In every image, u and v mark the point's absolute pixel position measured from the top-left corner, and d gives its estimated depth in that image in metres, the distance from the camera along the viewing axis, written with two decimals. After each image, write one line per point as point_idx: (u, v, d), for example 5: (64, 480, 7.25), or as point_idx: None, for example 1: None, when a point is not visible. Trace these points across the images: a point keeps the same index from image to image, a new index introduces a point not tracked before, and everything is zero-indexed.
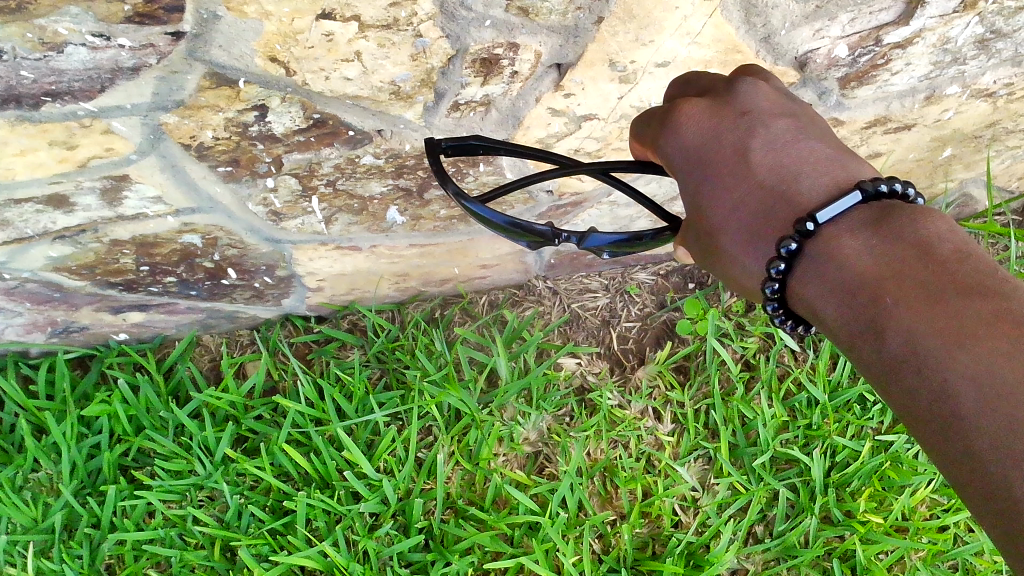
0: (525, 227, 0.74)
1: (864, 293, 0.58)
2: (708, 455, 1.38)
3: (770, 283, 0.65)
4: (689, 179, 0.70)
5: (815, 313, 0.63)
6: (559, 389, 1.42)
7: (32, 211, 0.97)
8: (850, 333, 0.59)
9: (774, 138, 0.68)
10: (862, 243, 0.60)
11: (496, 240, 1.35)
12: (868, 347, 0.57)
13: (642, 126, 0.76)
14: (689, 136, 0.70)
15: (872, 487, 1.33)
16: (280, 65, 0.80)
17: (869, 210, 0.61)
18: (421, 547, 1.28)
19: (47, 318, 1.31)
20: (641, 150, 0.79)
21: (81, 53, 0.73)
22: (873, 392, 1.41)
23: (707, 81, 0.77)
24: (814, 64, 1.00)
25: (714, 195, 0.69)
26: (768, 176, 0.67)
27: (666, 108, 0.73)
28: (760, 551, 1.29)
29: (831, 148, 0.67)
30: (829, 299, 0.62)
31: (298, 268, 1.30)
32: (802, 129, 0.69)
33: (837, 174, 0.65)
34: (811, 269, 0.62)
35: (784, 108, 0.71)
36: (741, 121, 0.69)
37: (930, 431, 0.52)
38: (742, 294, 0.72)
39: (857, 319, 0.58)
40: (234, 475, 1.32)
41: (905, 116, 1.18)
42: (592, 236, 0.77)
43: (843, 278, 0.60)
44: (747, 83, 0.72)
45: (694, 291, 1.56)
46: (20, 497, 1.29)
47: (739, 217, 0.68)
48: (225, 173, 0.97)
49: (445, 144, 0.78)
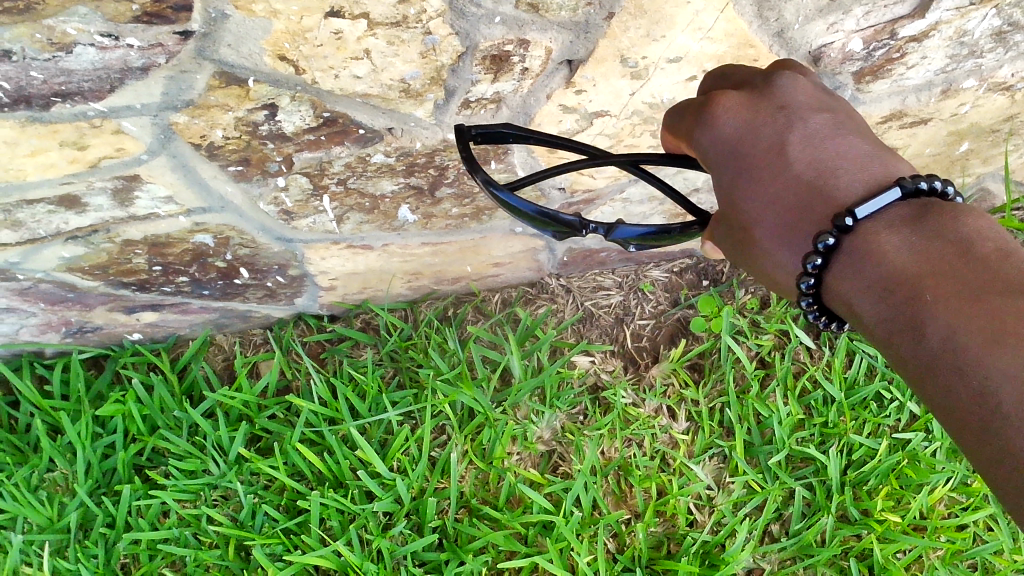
0: (553, 217, 0.72)
1: (904, 290, 0.58)
2: (723, 454, 1.37)
3: (806, 278, 0.65)
4: (723, 171, 0.70)
5: (851, 310, 0.63)
6: (573, 387, 1.42)
7: (44, 212, 0.97)
8: (886, 330, 0.59)
9: (812, 132, 0.67)
10: (902, 240, 0.60)
11: (508, 238, 1.35)
12: (905, 343, 0.57)
13: (675, 117, 0.76)
14: (725, 126, 0.69)
15: (889, 485, 1.32)
16: (289, 64, 0.80)
17: (908, 207, 0.61)
18: (435, 546, 1.28)
19: (61, 318, 1.32)
20: (674, 142, 0.79)
21: (90, 53, 0.73)
22: (890, 390, 1.40)
23: (743, 73, 0.76)
24: (828, 58, 0.99)
25: (749, 188, 0.68)
26: (805, 171, 0.66)
27: (701, 98, 0.72)
28: (776, 550, 1.28)
29: (869, 144, 0.67)
30: (866, 295, 0.61)
31: (310, 267, 1.30)
32: (841, 124, 0.68)
33: (876, 171, 0.64)
34: (849, 265, 0.62)
35: (822, 103, 0.71)
36: (780, 116, 0.69)
37: (965, 429, 0.52)
38: (775, 289, 0.72)
39: (895, 316, 0.58)
40: (247, 474, 1.32)
41: (921, 110, 1.17)
42: (621, 228, 0.76)
43: (881, 274, 0.60)
44: (786, 77, 0.72)
45: (708, 288, 1.55)
46: (36, 497, 1.29)
47: (775, 212, 0.67)
48: (236, 172, 0.97)
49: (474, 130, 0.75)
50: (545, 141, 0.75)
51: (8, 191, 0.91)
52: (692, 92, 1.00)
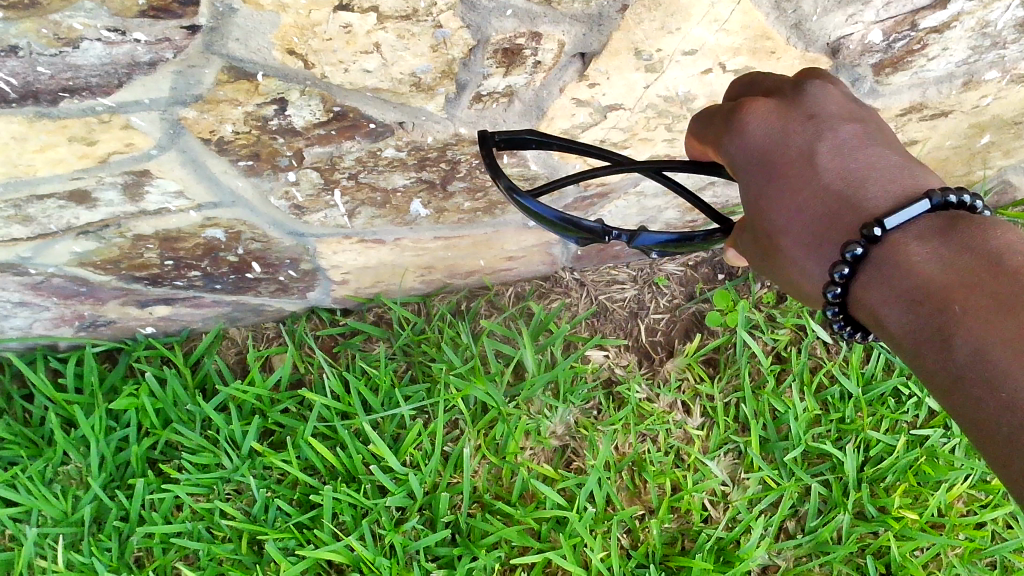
0: (575, 223, 0.72)
1: (931, 300, 0.57)
2: (739, 450, 1.36)
3: (832, 287, 0.65)
4: (751, 179, 0.70)
5: (877, 320, 0.63)
6: (586, 382, 1.41)
7: (55, 207, 0.97)
8: (913, 341, 0.59)
9: (842, 142, 0.67)
10: (930, 250, 0.60)
11: (522, 232, 1.34)
12: (932, 354, 0.57)
13: (702, 123, 0.76)
14: (755, 133, 0.69)
15: (907, 482, 1.30)
16: (298, 58, 0.79)
17: (937, 219, 0.61)
18: (447, 541, 1.27)
19: (74, 312, 1.32)
20: (699, 149, 0.79)
21: (97, 48, 0.72)
22: (909, 385, 1.38)
23: (772, 80, 0.76)
24: (847, 50, 0.97)
25: (777, 196, 0.68)
26: (834, 180, 0.66)
27: (730, 105, 0.72)
28: (792, 547, 1.27)
29: (898, 155, 0.67)
30: (893, 305, 0.61)
31: (322, 261, 1.29)
32: (870, 134, 0.68)
33: (905, 181, 0.64)
34: (875, 275, 0.62)
35: (852, 113, 0.71)
36: (809, 125, 0.69)
37: (995, 443, 0.50)
38: (801, 297, 0.72)
39: (922, 327, 0.58)
40: (260, 469, 1.31)
41: (942, 103, 1.15)
42: (643, 235, 0.76)
43: (909, 284, 0.60)
44: (816, 86, 0.72)
45: (724, 282, 1.53)
46: (50, 490, 1.29)
47: (803, 220, 0.67)
48: (247, 167, 0.96)
49: (498, 137, 0.77)
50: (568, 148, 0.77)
51: (18, 186, 0.91)
52: (707, 85, 0.98)
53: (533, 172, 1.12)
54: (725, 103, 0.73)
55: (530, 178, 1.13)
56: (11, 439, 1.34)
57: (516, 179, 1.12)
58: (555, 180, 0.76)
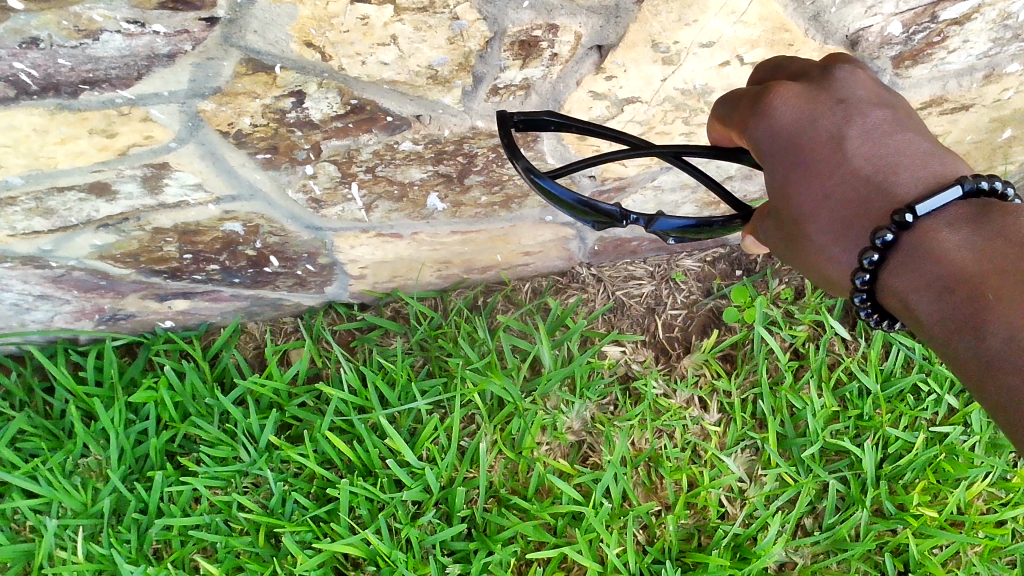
0: (592, 206, 0.72)
1: (963, 289, 0.58)
2: (756, 446, 1.35)
3: (860, 273, 0.65)
4: (778, 164, 0.69)
5: (906, 307, 0.63)
6: (603, 377, 1.41)
7: (76, 200, 0.98)
8: (943, 329, 0.59)
9: (871, 127, 0.67)
10: (962, 239, 0.60)
11: (539, 227, 1.33)
12: (963, 342, 0.57)
13: (727, 106, 0.75)
14: (784, 117, 0.69)
15: (926, 480, 1.29)
16: (315, 50, 0.79)
17: (968, 207, 0.61)
18: (464, 536, 1.27)
19: (95, 305, 1.33)
20: (722, 134, 0.79)
21: (116, 40, 0.73)
22: (928, 381, 1.37)
23: (799, 65, 0.76)
24: (867, 42, 0.96)
25: (804, 182, 0.68)
26: (863, 165, 0.66)
27: (758, 89, 0.71)
28: (809, 544, 1.27)
29: (928, 141, 0.67)
30: (923, 293, 0.61)
31: (339, 255, 1.29)
32: (899, 120, 0.68)
33: (936, 168, 0.64)
34: (905, 262, 0.62)
35: (881, 99, 0.70)
36: (838, 110, 0.69)
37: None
38: (825, 283, 0.72)
39: (952, 315, 0.58)
40: (278, 462, 1.32)
41: (962, 96, 1.14)
42: (661, 220, 0.76)
43: (940, 270, 0.60)
44: (845, 71, 0.72)
45: (742, 278, 1.53)
46: (70, 482, 1.30)
47: (831, 206, 0.67)
48: (264, 160, 0.96)
49: (518, 117, 0.77)
50: (588, 130, 0.77)
51: (40, 178, 0.92)
52: (725, 78, 0.98)
53: (550, 165, 1.11)
54: (752, 88, 0.73)
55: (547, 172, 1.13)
56: (33, 431, 1.36)
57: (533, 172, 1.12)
58: (573, 164, 0.76)
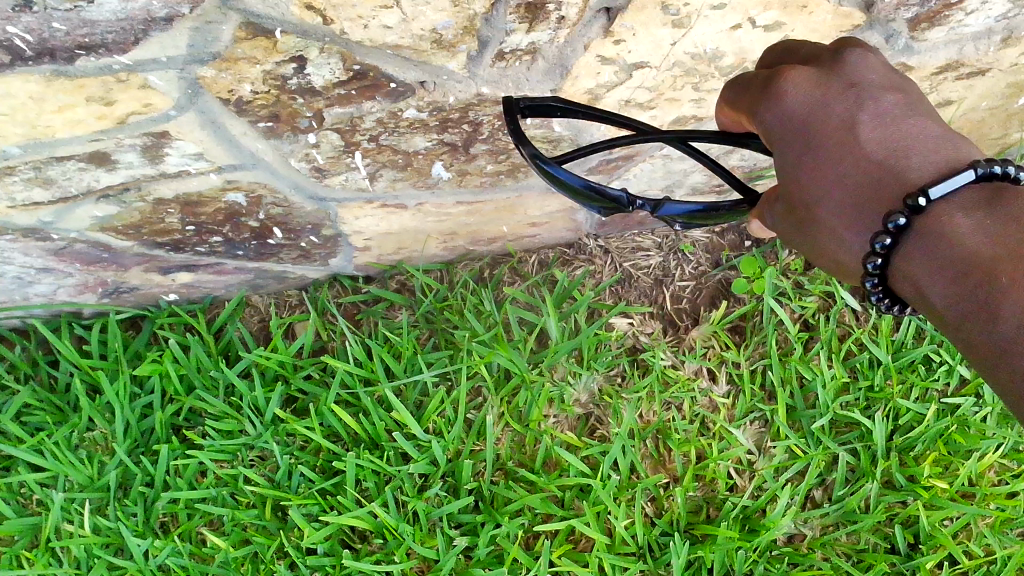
0: (600, 191, 0.72)
1: (979, 274, 0.57)
2: (765, 418, 1.34)
3: (872, 258, 0.64)
4: (789, 150, 0.67)
5: (918, 292, 0.62)
6: (610, 349, 1.39)
7: (75, 170, 0.96)
8: (956, 313, 0.58)
9: (883, 112, 0.66)
10: (974, 223, 0.59)
11: (545, 197, 1.32)
12: (977, 327, 0.57)
13: (736, 90, 0.73)
14: (794, 102, 0.66)
15: (937, 451, 1.28)
16: (316, 13, 0.77)
17: (980, 190, 0.60)
18: (471, 508, 1.27)
19: (98, 278, 1.32)
20: (731, 118, 0.76)
21: (112, 2, 0.71)
22: (940, 352, 1.36)
23: (809, 48, 0.73)
24: (882, 4, 0.94)
25: (815, 168, 0.66)
26: (877, 151, 0.65)
27: (767, 72, 0.69)
28: (818, 516, 1.26)
29: (940, 126, 0.65)
30: (936, 278, 0.60)
31: (344, 226, 1.28)
32: (912, 105, 0.66)
33: (948, 153, 0.63)
34: (918, 246, 0.61)
35: (894, 83, 0.68)
36: (850, 95, 0.66)
37: None
38: (836, 268, 0.70)
39: (966, 300, 0.58)
40: (284, 435, 1.31)
41: (979, 60, 1.11)
42: (668, 204, 0.74)
43: (953, 255, 0.59)
44: (857, 53, 0.69)
45: (751, 248, 1.51)
46: (76, 455, 1.30)
47: (843, 191, 0.66)
48: (266, 128, 0.95)
49: (523, 103, 0.77)
50: (592, 115, 0.77)
51: (38, 148, 0.90)
52: (737, 42, 0.95)
53: (557, 134, 1.09)
54: (761, 71, 0.70)
55: (554, 141, 1.11)
56: (38, 405, 1.35)
57: (539, 141, 1.10)
58: (578, 149, 0.75)
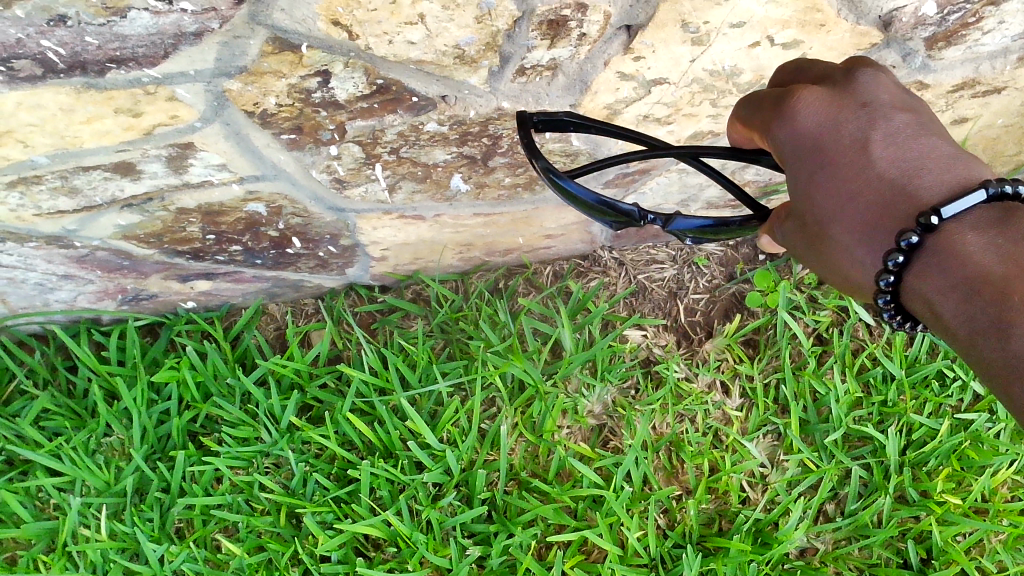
0: (612, 206, 0.72)
1: (991, 292, 0.58)
2: (778, 431, 1.35)
3: (884, 276, 0.64)
4: (802, 168, 0.68)
5: (930, 309, 0.63)
6: (624, 361, 1.40)
7: (100, 179, 0.98)
8: (969, 331, 0.59)
9: (895, 131, 0.66)
10: (986, 243, 0.60)
11: (561, 209, 1.33)
12: (991, 345, 0.58)
13: (749, 107, 0.74)
14: (806, 121, 0.67)
15: (950, 467, 1.28)
16: (342, 29, 0.79)
17: (992, 210, 0.61)
18: (484, 518, 1.28)
19: (118, 285, 1.33)
20: (744, 137, 0.77)
21: (144, 18, 0.73)
22: (954, 368, 1.36)
23: (820, 67, 0.74)
24: (899, 23, 0.95)
25: (828, 186, 0.67)
26: (889, 169, 0.65)
27: (780, 91, 0.70)
28: (831, 530, 1.26)
29: (952, 145, 0.66)
30: (948, 296, 0.61)
31: (362, 237, 1.29)
32: (923, 123, 0.67)
33: (959, 172, 0.64)
34: (930, 264, 0.62)
35: (905, 102, 0.69)
36: (862, 114, 0.67)
37: None
38: (848, 285, 0.71)
39: (979, 318, 0.58)
40: (299, 443, 1.33)
41: (995, 78, 1.12)
42: (679, 220, 0.76)
43: (966, 274, 0.60)
44: (868, 73, 0.70)
45: (765, 262, 1.51)
46: (93, 460, 1.31)
47: (856, 209, 0.66)
48: (289, 140, 0.96)
49: (536, 118, 0.78)
50: (606, 131, 0.78)
51: (65, 158, 0.92)
52: (755, 59, 0.96)
53: (575, 148, 1.11)
54: (774, 89, 0.71)
55: (572, 155, 1.13)
56: (57, 410, 1.37)
57: (558, 154, 1.11)
58: (592, 163, 0.77)
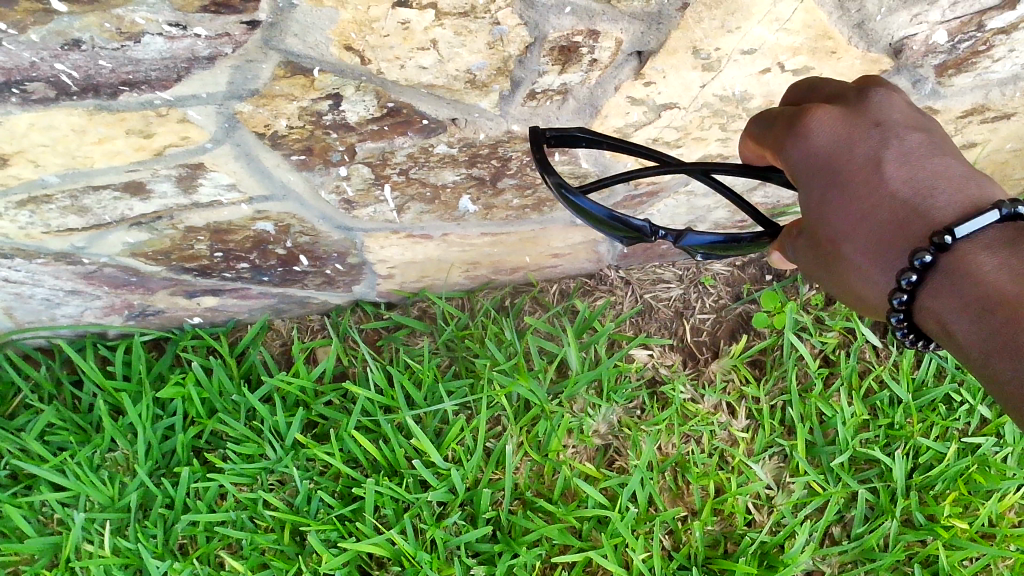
0: (623, 221, 0.72)
1: (1004, 311, 0.57)
2: (784, 453, 1.34)
3: (897, 295, 0.64)
4: (815, 187, 0.68)
5: (944, 329, 0.63)
6: (630, 380, 1.40)
7: (110, 199, 0.98)
8: (985, 352, 0.58)
9: (908, 151, 0.66)
10: (1000, 263, 0.59)
11: (569, 229, 1.33)
12: (1006, 365, 0.57)
13: (761, 125, 0.73)
14: (819, 139, 0.67)
15: (957, 491, 1.28)
16: (355, 54, 0.79)
17: (1005, 231, 0.60)
18: (488, 538, 1.27)
19: (125, 301, 1.33)
20: (754, 153, 0.77)
21: (158, 42, 0.73)
22: (961, 392, 1.36)
23: (833, 86, 0.74)
24: (910, 51, 0.95)
25: (841, 205, 0.67)
26: (902, 188, 0.65)
27: (793, 109, 0.70)
28: (837, 553, 1.25)
29: (964, 166, 0.66)
30: (962, 316, 0.61)
31: (369, 255, 1.29)
32: (936, 144, 0.67)
33: (973, 192, 0.64)
34: (944, 284, 0.61)
35: (918, 122, 0.69)
36: (875, 134, 0.67)
37: None
38: (860, 304, 0.71)
39: (994, 339, 0.58)
40: (303, 460, 1.32)
41: (1005, 105, 1.12)
42: (690, 236, 0.76)
43: (980, 293, 0.59)
44: (881, 93, 0.70)
45: (772, 282, 1.51)
46: (98, 476, 1.31)
47: (869, 228, 0.67)
48: (299, 161, 0.96)
49: (549, 133, 0.77)
50: (620, 148, 0.77)
51: (76, 177, 0.92)
52: (765, 85, 0.97)
53: (584, 169, 1.11)
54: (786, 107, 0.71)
55: (581, 176, 1.13)
56: (61, 425, 1.37)
57: (567, 176, 1.12)
58: (604, 179, 0.76)
